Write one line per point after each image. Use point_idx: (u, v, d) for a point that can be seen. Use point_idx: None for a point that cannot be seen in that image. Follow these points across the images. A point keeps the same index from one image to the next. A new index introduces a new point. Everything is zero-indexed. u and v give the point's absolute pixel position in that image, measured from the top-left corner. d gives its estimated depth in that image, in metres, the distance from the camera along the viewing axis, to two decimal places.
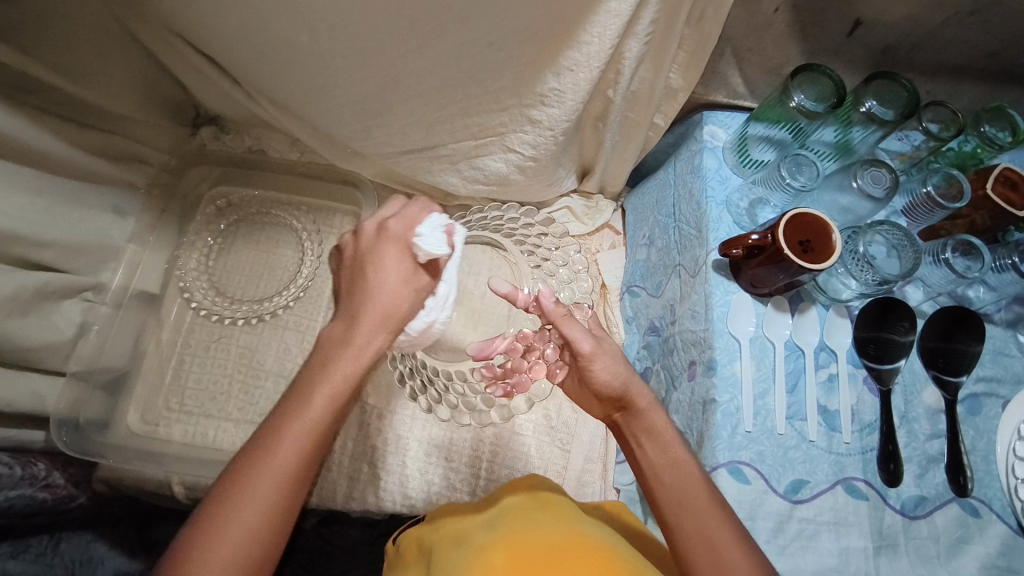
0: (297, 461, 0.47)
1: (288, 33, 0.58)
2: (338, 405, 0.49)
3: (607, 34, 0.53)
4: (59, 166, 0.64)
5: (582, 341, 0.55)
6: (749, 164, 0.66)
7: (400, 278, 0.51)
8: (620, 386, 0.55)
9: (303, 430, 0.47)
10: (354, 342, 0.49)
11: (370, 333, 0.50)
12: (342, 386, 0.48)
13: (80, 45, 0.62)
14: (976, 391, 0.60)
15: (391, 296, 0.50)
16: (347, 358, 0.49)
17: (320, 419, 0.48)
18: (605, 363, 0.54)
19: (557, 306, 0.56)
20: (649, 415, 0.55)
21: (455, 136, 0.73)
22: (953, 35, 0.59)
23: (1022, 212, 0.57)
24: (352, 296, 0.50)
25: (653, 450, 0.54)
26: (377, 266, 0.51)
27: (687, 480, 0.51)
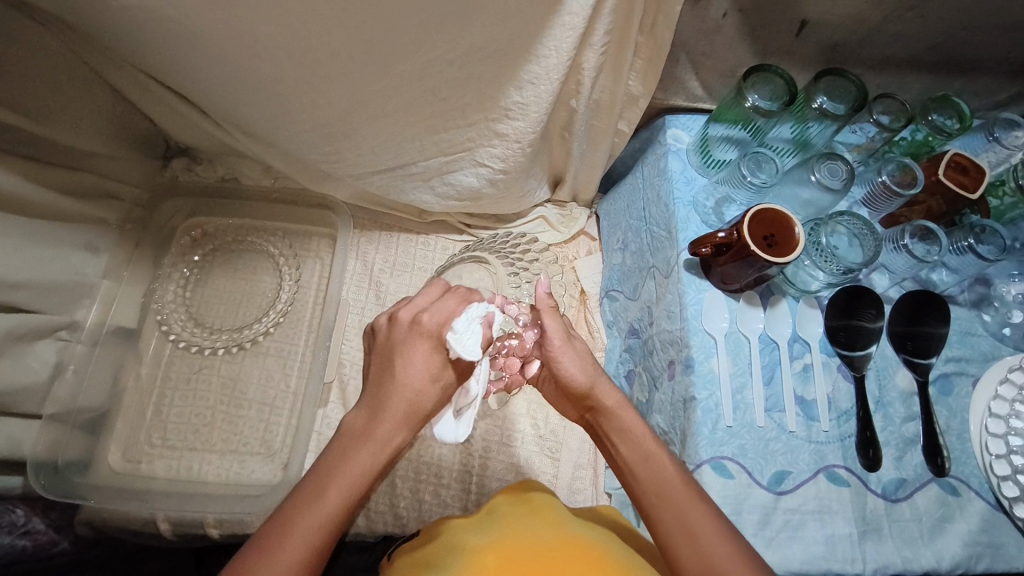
0: (301, 565, 0.44)
1: (252, 62, 0.59)
2: (348, 505, 0.47)
3: (564, 47, 0.55)
4: (27, 206, 0.64)
5: (554, 335, 0.56)
6: (712, 165, 0.68)
7: (427, 376, 0.52)
8: (586, 384, 0.56)
9: (313, 527, 0.45)
10: (373, 435, 0.50)
11: (390, 429, 0.50)
12: (355, 485, 0.48)
13: (44, 85, 0.62)
14: (947, 370, 0.62)
15: (414, 388, 0.51)
16: (365, 453, 0.49)
17: (327, 521, 0.46)
18: (572, 357, 0.56)
19: (545, 298, 0.57)
20: (619, 414, 0.56)
21: (425, 154, 0.74)
22: (895, 30, 0.61)
23: (974, 195, 0.60)
24: (377, 390, 0.52)
25: (627, 447, 0.54)
26: (403, 359, 0.51)
27: (661, 474, 0.52)
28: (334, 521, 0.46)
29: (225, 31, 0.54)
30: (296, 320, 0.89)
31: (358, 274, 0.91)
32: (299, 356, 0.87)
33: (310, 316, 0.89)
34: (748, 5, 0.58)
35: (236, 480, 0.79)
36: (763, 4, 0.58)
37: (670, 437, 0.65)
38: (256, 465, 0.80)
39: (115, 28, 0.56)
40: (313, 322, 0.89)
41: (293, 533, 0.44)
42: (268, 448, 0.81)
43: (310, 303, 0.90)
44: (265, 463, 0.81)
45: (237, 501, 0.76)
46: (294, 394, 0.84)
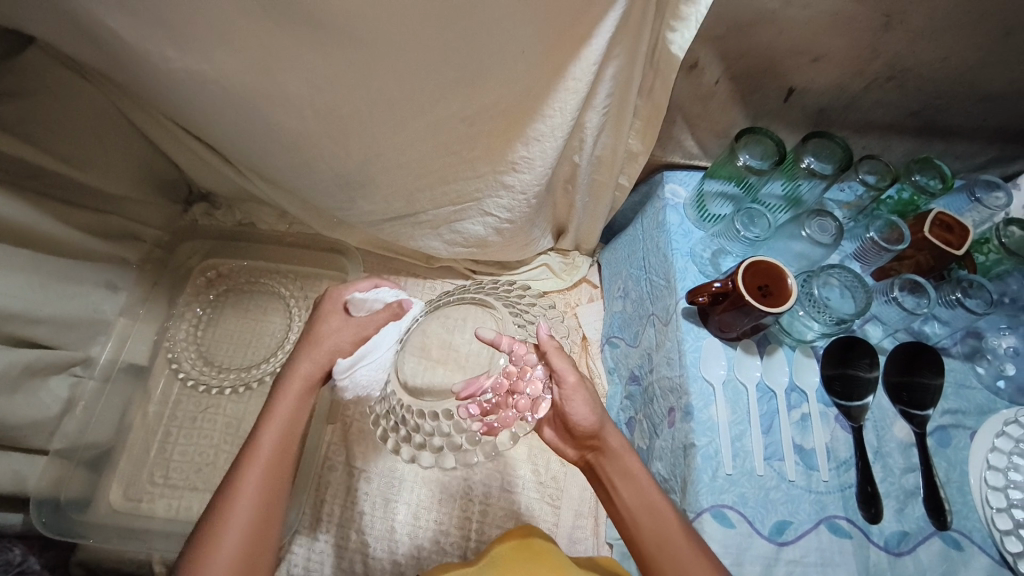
0: (266, 470, 0.54)
1: (278, 117, 0.63)
2: (285, 431, 0.57)
3: (568, 109, 0.59)
4: (54, 245, 0.67)
5: (568, 374, 0.55)
6: (708, 219, 0.71)
7: (335, 326, 0.63)
8: (594, 428, 0.56)
9: (265, 443, 0.55)
10: (292, 372, 0.60)
11: (304, 364, 0.61)
12: (286, 419, 0.57)
13: (83, 135, 0.67)
14: (944, 423, 0.62)
15: (320, 333, 0.63)
16: (291, 391, 0.59)
17: (271, 447, 0.55)
18: (583, 399, 0.56)
19: (550, 338, 0.57)
20: (623, 456, 0.57)
21: (435, 203, 0.78)
22: (876, 97, 0.66)
23: (959, 252, 0.62)
24: (307, 345, 0.62)
25: (629, 493, 0.56)
26: (314, 327, 0.64)
27: (662, 524, 0.53)
28: (282, 441, 0.56)
29: (257, 89, 0.59)
30: None
31: None
32: None
33: None
34: (739, 73, 0.63)
35: None
36: (752, 72, 0.63)
37: (670, 484, 0.65)
38: None
39: (154, 85, 0.61)
40: None
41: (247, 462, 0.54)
42: None
43: None
44: None
45: None
46: None
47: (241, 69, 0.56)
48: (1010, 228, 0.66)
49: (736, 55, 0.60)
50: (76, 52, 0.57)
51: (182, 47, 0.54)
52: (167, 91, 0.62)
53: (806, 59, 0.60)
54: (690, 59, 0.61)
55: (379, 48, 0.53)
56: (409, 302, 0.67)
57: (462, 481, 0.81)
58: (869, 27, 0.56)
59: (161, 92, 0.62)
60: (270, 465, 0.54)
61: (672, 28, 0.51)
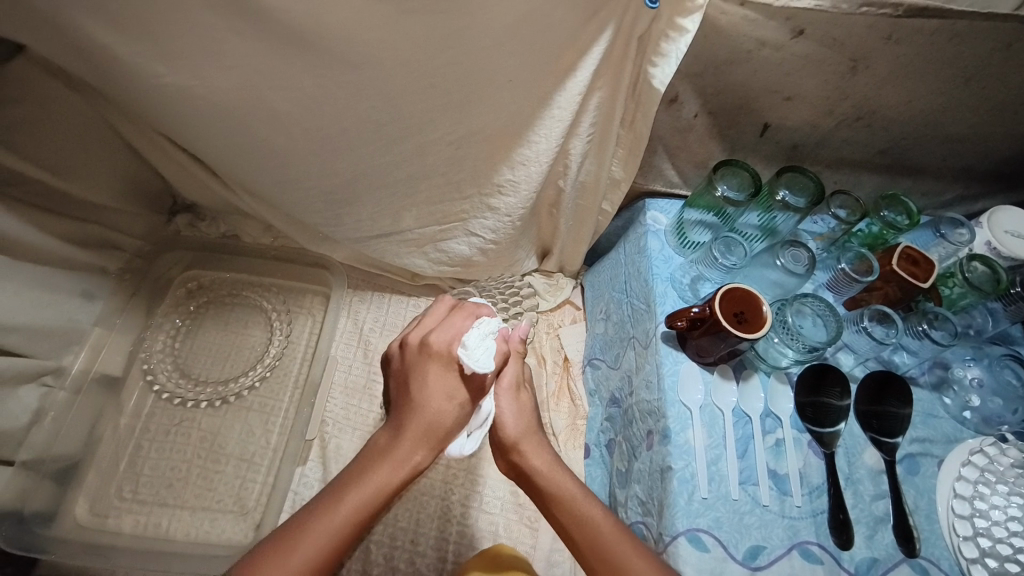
0: (314, 557, 0.48)
1: (267, 133, 0.64)
2: (366, 510, 0.52)
3: (553, 136, 0.61)
4: (33, 253, 0.66)
5: (509, 377, 0.64)
6: (688, 246, 0.73)
7: (444, 395, 0.56)
8: (514, 437, 0.60)
9: (330, 526, 0.50)
10: (401, 451, 0.54)
11: (411, 448, 0.55)
12: (375, 495, 0.52)
13: (69, 144, 0.67)
14: (912, 451, 0.64)
15: (434, 413, 0.56)
16: (387, 474, 0.53)
17: (346, 523, 0.50)
18: (511, 405, 0.62)
19: (520, 341, 0.66)
20: (547, 474, 0.58)
21: (422, 222, 0.78)
22: (846, 136, 0.69)
23: (925, 285, 0.65)
24: (414, 416, 0.55)
25: (561, 508, 0.56)
26: (422, 385, 0.56)
27: (595, 529, 0.53)
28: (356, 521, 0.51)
29: (246, 106, 0.60)
30: (283, 375, 0.89)
31: (348, 332, 0.93)
32: (282, 413, 0.86)
33: (298, 371, 0.90)
34: (717, 109, 0.66)
35: (204, 540, 0.76)
36: (729, 108, 0.65)
37: (647, 507, 0.65)
38: (226, 524, 0.78)
39: (144, 101, 0.61)
40: (299, 378, 0.89)
41: (311, 528, 0.50)
42: (242, 506, 0.79)
43: (298, 358, 0.91)
44: (237, 523, 0.78)
45: (203, 560, 0.73)
46: (273, 451, 0.83)
47: (231, 86, 0.57)
48: (973, 264, 0.68)
49: (713, 91, 0.63)
50: (66, 66, 0.58)
51: (172, 63, 0.55)
52: (156, 106, 0.62)
53: (779, 98, 0.63)
54: (670, 94, 0.64)
55: (368, 72, 0.55)
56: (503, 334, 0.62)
57: (441, 500, 0.80)
58: (837, 70, 0.58)
59: (151, 106, 0.63)
60: (336, 543, 0.50)
61: (653, 62, 0.54)
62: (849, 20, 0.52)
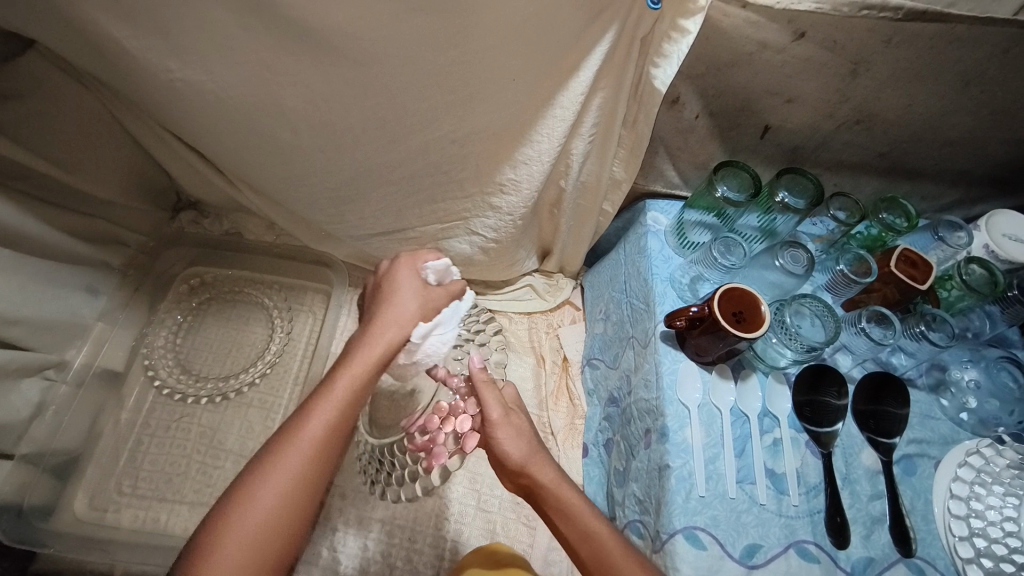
0: (323, 434, 0.48)
1: (273, 130, 0.65)
2: (358, 388, 0.51)
3: (555, 135, 0.62)
4: (38, 246, 0.67)
5: (492, 409, 0.60)
6: (688, 246, 0.74)
7: (414, 291, 0.60)
8: (519, 460, 0.57)
9: (329, 407, 0.49)
10: (376, 333, 0.55)
11: (384, 328, 0.56)
12: (363, 375, 0.52)
13: (75, 138, 0.68)
14: (909, 452, 0.64)
15: (402, 304, 0.59)
16: (369, 354, 0.53)
17: (347, 397, 0.50)
18: (508, 434, 0.58)
19: (482, 371, 0.61)
20: (556, 491, 0.56)
21: (424, 220, 0.79)
22: (846, 138, 0.69)
23: (923, 287, 0.65)
24: (385, 305, 0.58)
25: (567, 526, 0.55)
26: (391, 282, 0.61)
27: (602, 549, 0.52)
28: (350, 402, 0.50)
29: (252, 102, 0.61)
30: (283, 372, 0.89)
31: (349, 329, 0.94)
32: (282, 409, 0.86)
33: (298, 368, 0.90)
34: (718, 110, 0.66)
35: None
36: (731, 110, 0.66)
37: (645, 506, 0.65)
38: None
39: (152, 97, 0.62)
40: (300, 375, 0.89)
41: (306, 426, 0.48)
42: None
43: (299, 355, 0.91)
44: None
45: None
46: None
47: (238, 82, 0.58)
48: (971, 267, 0.69)
49: (715, 93, 0.64)
50: (75, 60, 0.58)
51: (180, 58, 0.55)
52: (163, 101, 0.63)
53: (779, 101, 0.64)
54: (671, 95, 0.64)
55: (375, 69, 0.55)
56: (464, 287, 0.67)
57: (439, 498, 0.80)
58: (837, 73, 0.59)
59: (158, 102, 0.63)
60: (333, 426, 0.49)
61: (656, 64, 0.55)
62: (850, 23, 0.53)
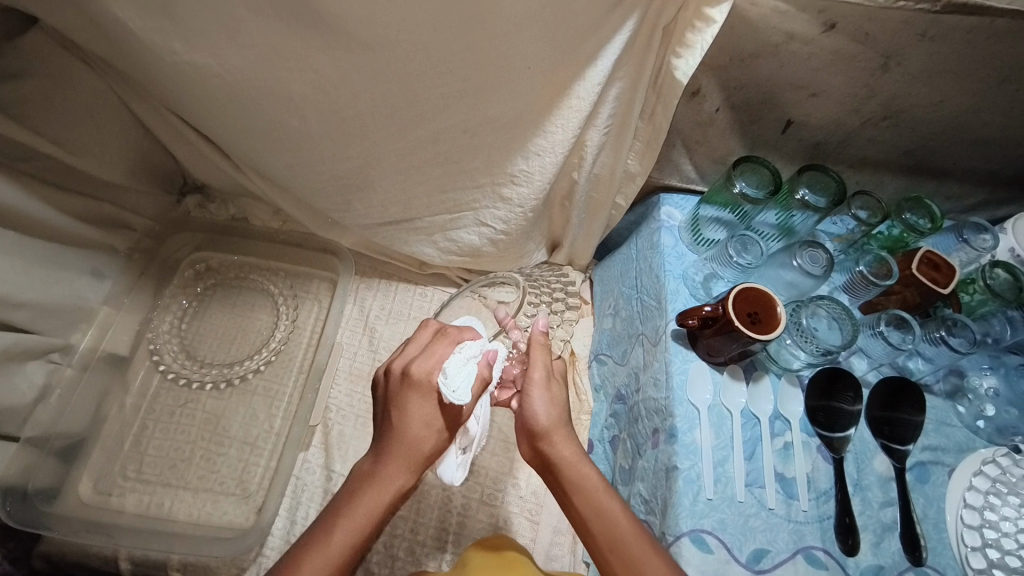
0: (348, 548, 0.53)
1: (281, 115, 0.63)
2: (358, 538, 0.53)
3: (569, 127, 0.60)
4: (41, 228, 0.66)
5: (536, 371, 0.61)
6: (702, 243, 0.72)
7: (422, 422, 0.55)
8: (545, 427, 0.59)
9: (354, 521, 0.53)
10: (386, 477, 0.55)
11: (394, 474, 0.55)
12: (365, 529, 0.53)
13: (79, 119, 0.66)
14: (923, 459, 0.63)
15: (414, 440, 0.55)
16: (370, 504, 0.54)
17: (372, 511, 0.54)
18: (544, 398, 0.60)
19: (542, 334, 0.62)
20: (575, 465, 0.57)
21: (432, 211, 0.78)
22: (870, 135, 0.67)
23: (945, 290, 0.63)
24: (397, 446, 0.55)
25: (580, 500, 0.56)
26: (402, 414, 0.55)
27: (613, 526, 0.54)
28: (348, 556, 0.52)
29: (260, 86, 0.59)
30: (287, 360, 0.89)
31: (354, 318, 0.93)
32: (286, 397, 0.86)
33: (302, 357, 0.89)
34: (739, 103, 0.64)
35: (204, 520, 0.77)
36: (752, 103, 0.64)
37: (650, 506, 0.64)
38: (228, 506, 0.78)
39: (159, 79, 0.61)
40: (304, 363, 0.89)
41: None
42: (244, 489, 0.80)
43: (303, 343, 0.90)
44: (238, 506, 0.78)
45: (203, 542, 0.74)
46: (276, 435, 0.83)
47: (246, 66, 0.56)
48: (995, 271, 0.67)
49: (737, 85, 0.61)
50: (79, 38, 0.57)
51: (186, 38, 0.54)
52: (169, 82, 0.61)
53: (803, 95, 0.62)
54: (692, 87, 0.62)
55: (385, 55, 0.53)
56: (490, 356, 0.56)
57: (442, 490, 0.80)
58: (866, 67, 0.57)
59: (164, 81, 0.62)
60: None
61: (677, 54, 0.52)
62: (882, 14, 0.51)
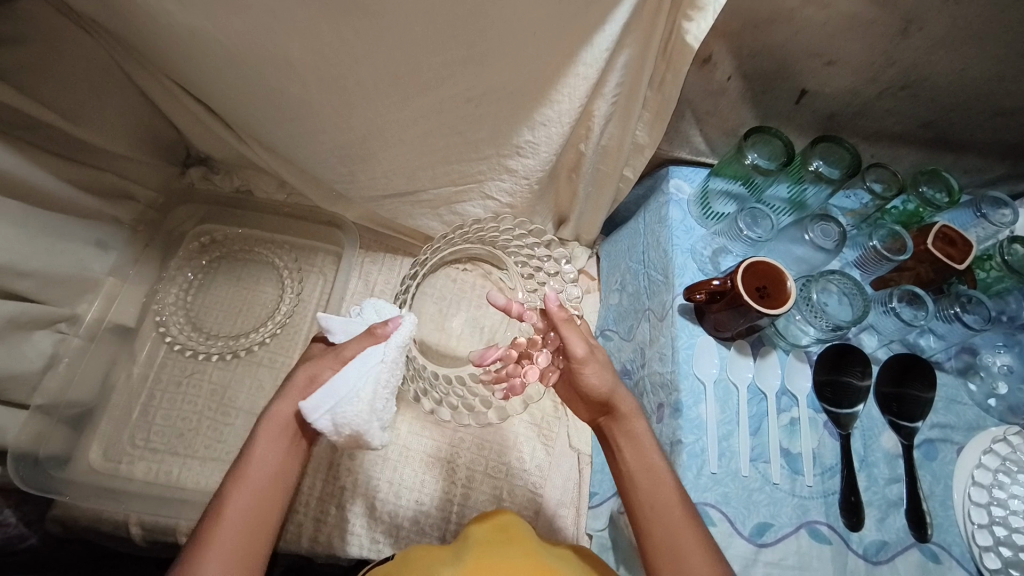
0: (256, 475, 0.55)
1: (281, 83, 0.62)
2: (269, 465, 0.56)
3: (576, 95, 0.58)
4: (44, 198, 0.65)
5: (574, 345, 0.57)
6: (711, 217, 0.70)
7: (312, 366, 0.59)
8: (606, 392, 0.58)
9: (260, 455, 0.56)
10: (272, 417, 0.58)
11: (284, 408, 0.58)
12: (260, 481, 0.55)
13: (79, 87, 0.66)
14: (932, 436, 0.62)
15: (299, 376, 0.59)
16: (265, 441, 0.56)
17: (269, 442, 0.56)
18: (594, 371, 0.58)
19: (558, 309, 0.58)
20: (632, 420, 0.59)
21: (437, 183, 0.77)
22: (889, 105, 0.65)
23: (960, 266, 0.62)
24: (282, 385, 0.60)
25: (630, 453, 0.57)
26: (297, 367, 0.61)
27: (660, 485, 0.54)
28: (256, 506, 0.54)
29: (259, 51, 0.58)
30: (293, 333, 0.89)
31: (358, 292, 0.91)
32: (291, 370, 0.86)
33: (307, 329, 0.89)
34: (753, 71, 0.62)
35: (213, 488, 0.78)
36: (766, 71, 0.61)
37: None
38: None
39: (157, 44, 0.60)
40: (309, 336, 0.89)
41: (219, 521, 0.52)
42: None
43: (308, 317, 0.90)
44: None
45: None
46: None
47: (244, 31, 0.55)
48: (1014, 247, 0.65)
49: (750, 52, 0.59)
50: None
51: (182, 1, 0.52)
52: (168, 48, 0.60)
53: (820, 62, 0.59)
54: (704, 54, 0.60)
55: (388, 19, 0.52)
56: (396, 320, 0.59)
57: (446, 462, 0.80)
58: (886, 32, 0.55)
59: (163, 45, 0.60)
60: (246, 535, 0.52)
61: (689, 18, 0.50)
62: None
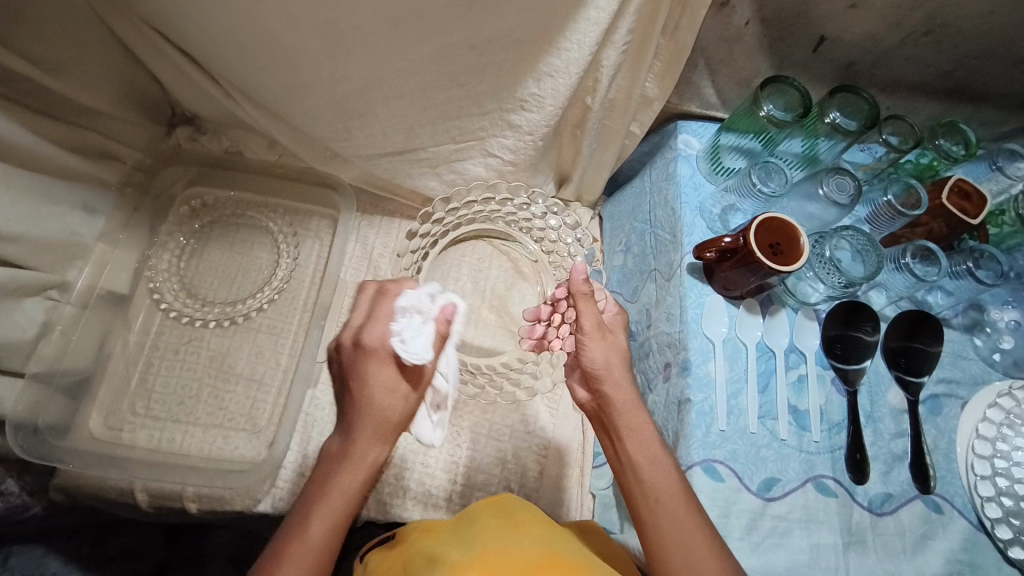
0: (334, 511, 0.57)
1: (274, 30, 0.58)
2: (347, 503, 0.57)
3: (586, 42, 0.56)
4: (27, 159, 0.62)
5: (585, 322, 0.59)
6: (721, 172, 0.69)
7: (388, 390, 0.58)
8: (601, 373, 0.59)
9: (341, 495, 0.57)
10: (358, 455, 0.58)
11: (366, 447, 0.59)
12: (331, 518, 0.56)
13: (56, 38, 0.61)
14: (936, 391, 0.62)
15: (383, 406, 0.59)
16: (347, 480, 0.58)
17: (349, 482, 0.58)
18: (598, 348, 0.59)
19: (581, 283, 0.58)
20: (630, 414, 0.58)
21: (437, 140, 0.74)
22: (909, 52, 0.62)
23: (974, 221, 0.62)
24: (369, 422, 0.58)
25: (635, 449, 0.57)
26: (367, 379, 0.58)
27: (667, 476, 0.54)
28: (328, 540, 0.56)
29: None
30: (291, 299, 0.87)
31: (357, 257, 0.90)
32: (291, 335, 0.85)
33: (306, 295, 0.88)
34: (771, 16, 0.59)
35: (217, 455, 0.78)
36: (785, 15, 0.59)
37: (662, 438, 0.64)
38: (240, 442, 0.79)
39: None
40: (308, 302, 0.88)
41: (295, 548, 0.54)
42: (254, 424, 0.80)
43: (306, 282, 0.89)
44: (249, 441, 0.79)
45: (217, 475, 0.75)
46: (284, 371, 0.83)
47: None
48: None
49: None
50: None
51: None
52: None
53: (842, 5, 0.57)
54: None
55: None
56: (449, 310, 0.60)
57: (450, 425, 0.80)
58: None
59: None
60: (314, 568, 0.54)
61: None
62: None
